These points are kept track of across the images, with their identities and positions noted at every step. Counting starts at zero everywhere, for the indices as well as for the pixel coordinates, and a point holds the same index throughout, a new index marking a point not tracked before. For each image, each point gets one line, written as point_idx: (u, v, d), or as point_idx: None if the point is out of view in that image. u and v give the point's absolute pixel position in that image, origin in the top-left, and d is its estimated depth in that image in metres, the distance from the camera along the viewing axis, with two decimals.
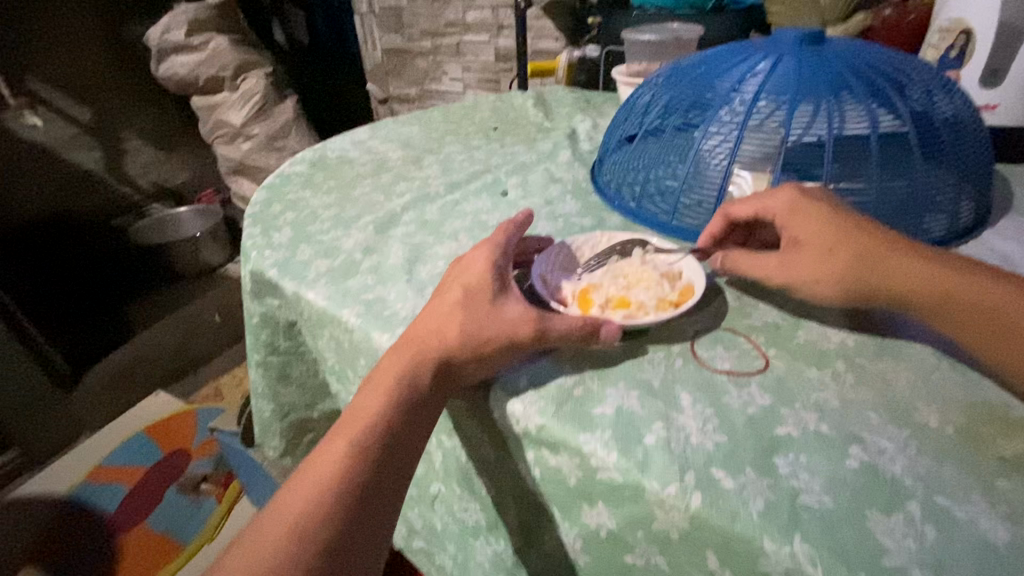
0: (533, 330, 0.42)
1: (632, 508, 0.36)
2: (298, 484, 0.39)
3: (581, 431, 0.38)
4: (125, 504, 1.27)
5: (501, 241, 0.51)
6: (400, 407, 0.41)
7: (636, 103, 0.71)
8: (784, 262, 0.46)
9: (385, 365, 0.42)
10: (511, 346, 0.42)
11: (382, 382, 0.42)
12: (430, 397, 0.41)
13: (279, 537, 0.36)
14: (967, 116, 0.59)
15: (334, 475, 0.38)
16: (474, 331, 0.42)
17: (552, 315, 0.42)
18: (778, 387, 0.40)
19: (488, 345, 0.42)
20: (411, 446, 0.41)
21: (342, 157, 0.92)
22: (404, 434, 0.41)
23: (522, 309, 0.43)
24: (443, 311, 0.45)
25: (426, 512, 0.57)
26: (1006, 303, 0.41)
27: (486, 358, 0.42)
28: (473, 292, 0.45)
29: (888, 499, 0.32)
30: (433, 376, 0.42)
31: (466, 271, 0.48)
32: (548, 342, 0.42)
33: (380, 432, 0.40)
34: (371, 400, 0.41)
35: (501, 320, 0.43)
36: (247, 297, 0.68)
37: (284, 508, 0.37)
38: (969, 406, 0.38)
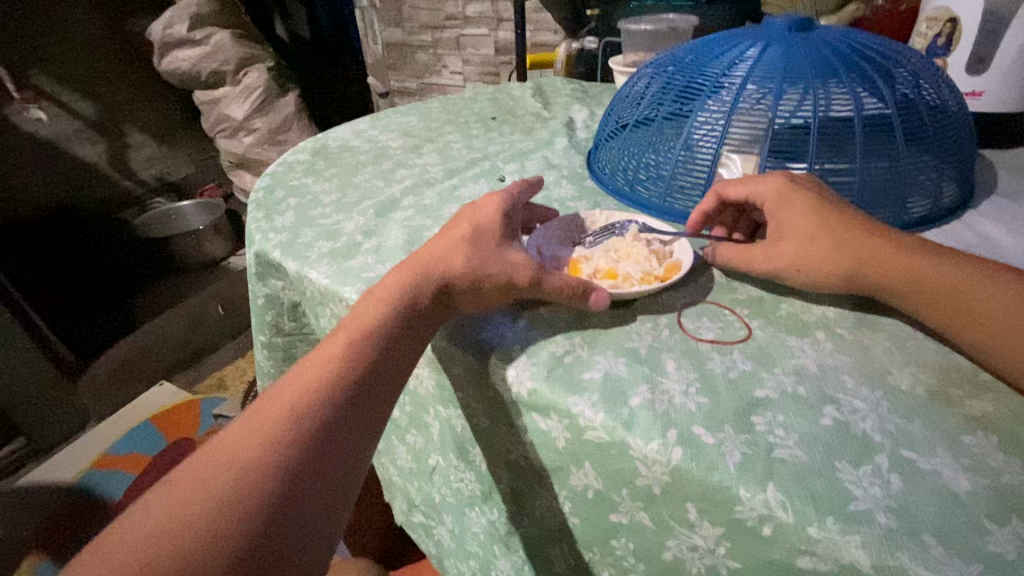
0: (529, 275, 0.44)
1: (617, 466, 0.37)
2: (260, 412, 0.39)
3: (570, 394, 0.39)
4: (131, 491, 1.30)
5: (511, 193, 0.53)
6: (372, 346, 0.42)
7: (631, 89, 0.72)
8: (766, 249, 0.47)
9: (362, 310, 0.44)
10: (507, 287, 0.45)
11: (359, 324, 0.43)
12: (405, 337, 0.43)
13: (239, 456, 0.36)
14: (950, 102, 0.61)
15: (301, 402, 0.38)
16: (475, 267, 0.45)
17: (549, 270, 0.45)
18: (759, 354, 0.42)
19: (487, 283, 0.45)
20: (381, 384, 0.41)
21: (343, 145, 0.94)
22: (374, 371, 0.41)
23: (525, 256, 0.46)
24: (449, 246, 0.48)
25: (426, 484, 0.60)
26: (973, 286, 0.41)
27: (484, 295, 0.45)
28: (481, 232, 0.48)
29: (857, 452, 0.34)
30: (410, 319, 0.43)
31: (477, 211, 0.51)
32: (541, 292, 0.44)
33: (349, 367, 0.41)
34: (343, 339, 0.42)
35: (501, 261, 0.45)
36: (252, 279, 0.70)
37: (244, 430, 0.37)
38: (940, 370, 0.39)
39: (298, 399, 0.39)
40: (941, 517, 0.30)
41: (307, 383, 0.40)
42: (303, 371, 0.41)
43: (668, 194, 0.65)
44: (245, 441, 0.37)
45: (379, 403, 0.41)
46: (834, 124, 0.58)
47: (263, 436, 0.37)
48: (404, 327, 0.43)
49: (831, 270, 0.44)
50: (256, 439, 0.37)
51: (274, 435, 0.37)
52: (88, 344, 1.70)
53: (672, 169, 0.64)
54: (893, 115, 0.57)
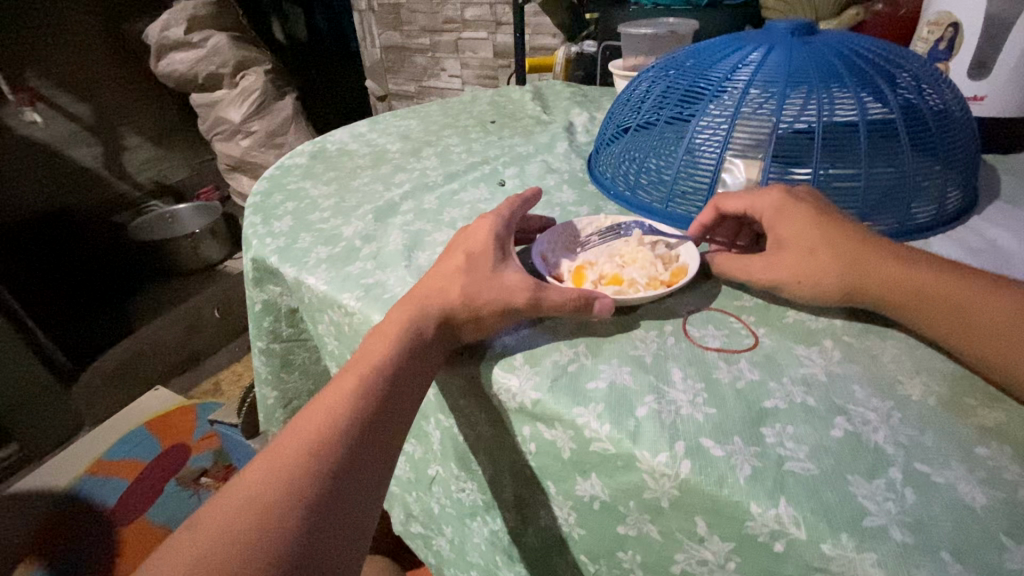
0: (528, 298, 0.43)
1: (623, 478, 0.37)
2: (261, 467, 0.36)
3: (574, 405, 0.39)
4: (126, 497, 1.29)
5: (502, 213, 0.52)
6: (378, 391, 0.40)
7: (632, 94, 0.72)
8: (768, 260, 0.46)
9: (364, 351, 0.42)
10: (506, 311, 0.43)
11: (362, 367, 0.41)
12: (410, 378, 0.42)
13: (250, 502, 0.34)
14: (953, 107, 0.60)
15: (305, 454, 0.37)
16: (473, 293, 0.44)
17: (548, 286, 0.44)
18: (767, 363, 0.41)
19: (485, 309, 0.43)
20: (387, 431, 0.40)
21: (342, 149, 0.93)
22: (380, 417, 0.40)
23: (521, 276, 0.45)
24: (446, 275, 0.46)
25: (426, 493, 0.59)
26: (976, 298, 0.40)
27: (483, 321, 0.44)
28: (475, 258, 0.47)
29: (870, 465, 0.33)
30: (414, 358, 0.42)
31: (470, 237, 0.49)
32: (542, 312, 0.43)
33: (355, 415, 0.39)
34: (347, 385, 0.40)
35: (498, 285, 0.44)
36: (248, 285, 0.69)
37: (245, 488, 0.35)
38: (951, 378, 0.39)
39: (303, 451, 0.37)
40: (958, 532, 0.29)
41: (310, 433, 0.38)
42: (304, 421, 0.39)
43: (670, 199, 0.64)
44: (247, 500, 0.34)
45: (385, 451, 0.40)
46: (838, 129, 0.58)
47: (265, 495, 0.34)
48: (408, 367, 0.42)
49: (835, 286, 0.43)
50: (258, 498, 0.34)
51: (279, 494, 0.35)
52: (83, 348, 1.68)
53: (675, 174, 0.64)
54: (898, 120, 0.57)
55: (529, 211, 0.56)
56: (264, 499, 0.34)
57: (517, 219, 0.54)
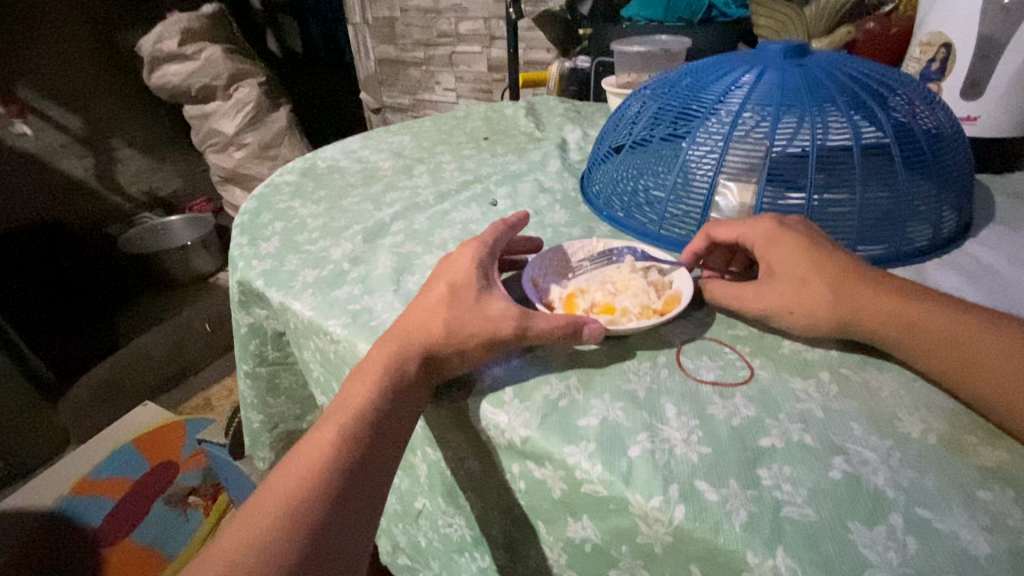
0: (515, 327, 0.42)
1: (616, 521, 0.35)
2: (239, 529, 0.36)
3: (565, 443, 0.37)
4: (113, 518, 1.25)
5: (488, 240, 0.51)
6: (357, 441, 0.39)
7: (624, 114, 0.71)
8: (760, 290, 0.46)
9: (344, 398, 0.41)
10: (493, 341, 0.42)
11: (342, 415, 0.40)
12: (393, 425, 0.40)
13: (232, 563, 0.34)
14: (947, 128, 0.60)
15: (283, 515, 0.36)
16: (457, 327, 0.43)
17: (534, 314, 0.42)
18: (762, 397, 0.40)
19: (470, 343, 0.42)
20: (369, 483, 0.39)
21: (333, 166, 0.92)
22: (361, 468, 0.39)
23: (505, 306, 0.43)
24: (428, 307, 0.45)
25: (414, 524, 0.57)
26: (971, 333, 0.39)
27: (468, 355, 0.42)
28: (459, 289, 0.45)
29: (870, 510, 0.32)
30: (396, 403, 0.41)
31: (453, 267, 0.48)
32: (530, 341, 0.42)
33: (334, 470, 0.38)
34: (325, 437, 0.39)
35: (483, 316, 0.43)
36: (234, 307, 0.68)
37: (221, 554, 0.34)
38: (951, 414, 0.38)
39: (281, 511, 0.36)
40: None
41: (288, 491, 0.37)
42: (282, 477, 0.38)
43: (663, 220, 0.63)
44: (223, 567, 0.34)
45: (368, 504, 0.38)
46: (832, 152, 0.57)
47: (242, 562, 0.34)
48: (389, 413, 0.40)
49: (827, 319, 0.43)
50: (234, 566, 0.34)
51: (255, 560, 0.34)
52: (69, 363, 1.65)
53: (668, 195, 0.63)
54: (891, 143, 0.56)
55: (517, 235, 0.55)
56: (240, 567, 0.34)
57: (503, 244, 0.53)
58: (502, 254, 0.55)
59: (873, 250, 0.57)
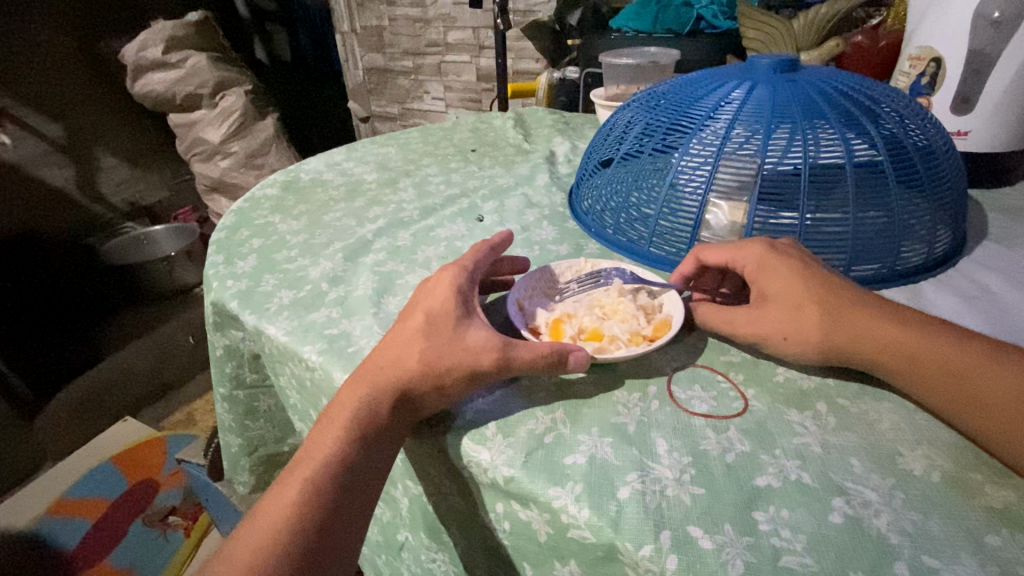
0: (496, 359, 0.40)
1: (606, 568, 0.33)
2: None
3: (551, 484, 0.35)
4: (88, 540, 1.19)
5: (469, 263, 0.49)
6: (325, 496, 0.37)
7: (613, 128, 0.70)
8: (753, 316, 0.44)
9: (314, 443, 0.40)
10: (473, 374, 0.40)
11: (312, 461, 0.39)
12: (363, 474, 0.39)
13: None
14: (940, 145, 0.59)
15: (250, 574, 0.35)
16: (434, 360, 0.41)
17: (517, 343, 0.40)
18: (757, 431, 0.38)
19: (447, 377, 0.40)
20: (341, 535, 0.37)
21: (316, 179, 0.90)
22: (329, 526, 0.37)
23: (486, 335, 0.41)
24: (404, 339, 0.43)
25: (395, 558, 0.54)
26: (970, 365, 0.38)
27: (446, 391, 0.40)
28: (436, 318, 0.43)
29: (874, 559, 0.30)
30: (368, 449, 0.39)
31: (431, 293, 0.46)
32: (512, 372, 0.40)
33: (297, 532, 0.36)
34: (294, 486, 0.38)
35: (461, 347, 0.41)
36: (209, 329, 0.65)
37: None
38: (954, 449, 0.36)
39: (249, 568, 0.35)
40: None
41: (258, 545, 0.36)
42: (253, 529, 0.37)
43: (653, 237, 0.62)
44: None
45: (341, 554, 0.37)
46: (824, 169, 0.56)
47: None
48: (361, 458, 0.39)
49: (821, 350, 0.41)
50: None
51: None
52: (46, 378, 1.58)
53: (657, 212, 0.61)
54: (884, 161, 0.55)
55: (499, 255, 0.54)
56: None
57: (485, 266, 0.51)
58: (484, 275, 0.53)
59: (867, 269, 0.56)
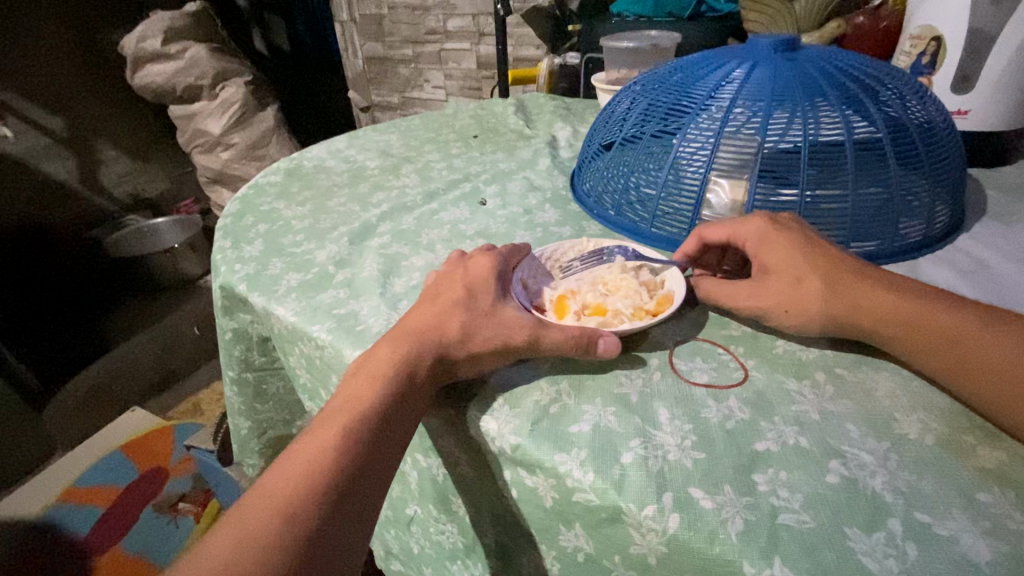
0: (527, 334, 0.41)
1: (611, 530, 0.35)
2: (237, 524, 0.34)
3: (557, 450, 0.36)
4: (100, 526, 1.21)
5: (506, 254, 0.51)
6: (361, 439, 0.38)
7: (614, 111, 0.70)
8: (756, 289, 0.45)
9: (356, 390, 0.40)
10: (506, 349, 0.41)
11: (353, 407, 0.40)
12: (398, 424, 0.40)
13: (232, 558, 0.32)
14: (940, 122, 0.59)
15: (294, 502, 0.35)
16: (471, 330, 0.43)
17: (549, 324, 0.42)
18: (757, 400, 0.39)
19: (484, 347, 0.42)
20: (373, 479, 0.38)
21: (319, 166, 0.91)
22: (364, 469, 0.38)
23: (519, 314, 0.43)
24: (442, 309, 0.45)
25: (403, 533, 0.55)
26: (968, 331, 0.39)
27: (479, 359, 0.42)
28: (475, 293, 0.46)
29: (868, 516, 0.31)
30: (406, 400, 0.40)
31: (469, 272, 0.48)
32: (541, 351, 0.41)
33: (336, 470, 0.37)
34: (329, 434, 0.38)
35: (498, 322, 0.43)
36: (218, 313, 0.66)
37: (219, 551, 0.33)
38: (948, 414, 0.37)
39: (279, 508, 0.35)
40: None
41: (298, 477, 0.36)
42: (282, 472, 0.37)
43: (654, 218, 0.63)
44: (220, 564, 0.32)
45: (372, 498, 0.38)
46: (825, 147, 0.56)
47: (240, 560, 0.32)
48: (396, 409, 0.40)
49: (827, 317, 0.42)
50: (232, 565, 0.32)
51: (254, 560, 0.32)
52: (53, 369, 1.60)
53: (659, 193, 0.62)
54: (884, 138, 0.55)
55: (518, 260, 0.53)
56: (237, 566, 0.32)
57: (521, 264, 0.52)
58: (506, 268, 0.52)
59: (866, 245, 0.56)
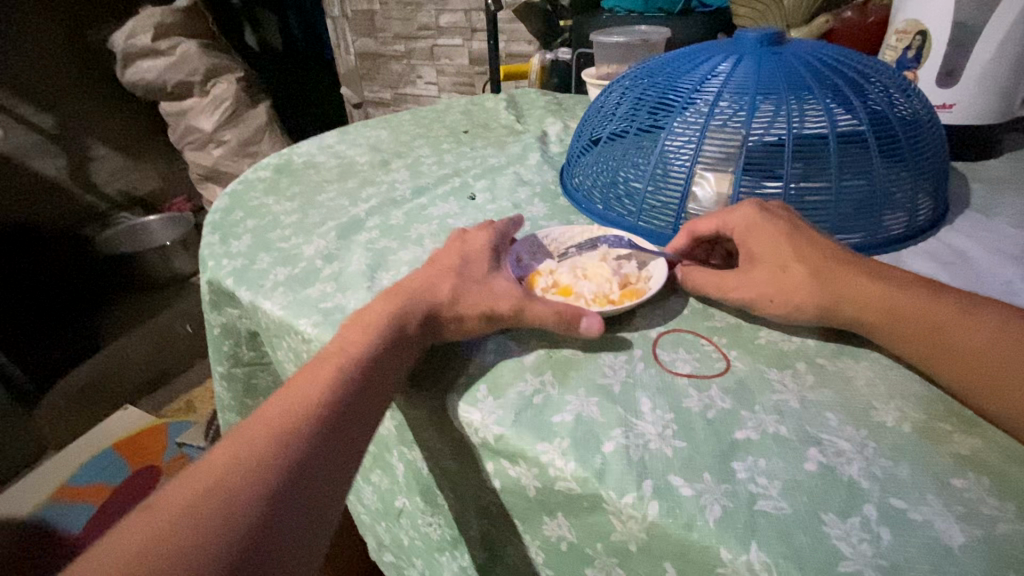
0: (512, 305, 0.43)
1: (592, 518, 0.35)
2: (227, 450, 0.35)
3: (539, 440, 0.36)
4: (93, 524, 1.20)
5: (501, 227, 0.53)
6: (353, 380, 0.39)
7: (603, 105, 0.70)
8: (740, 278, 0.45)
9: (348, 339, 0.42)
10: (492, 316, 0.43)
11: (345, 352, 0.41)
12: (388, 370, 0.41)
13: (223, 475, 0.33)
14: (923, 115, 0.60)
15: (286, 430, 0.36)
16: (461, 295, 0.44)
17: (535, 297, 0.43)
18: (738, 390, 0.39)
19: (469, 311, 0.43)
20: (363, 420, 0.39)
21: (309, 161, 0.90)
22: (354, 409, 0.39)
23: (510, 285, 0.45)
24: (436, 275, 0.47)
25: (393, 525, 0.55)
26: (948, 319, 0.39)
27: (465, 325, 0.43)
28: (468, 263, 0.47)
29: (844, 502, 0.31)
30: (396, 348, 0.41)
31: (466, 245, 0.50)
32: (525, 321, 0.43)
33: (326, 406, 0.38)
34: (321, 374, 0.39)
35: (487, 291, 0.44)
36: (206, 308, 0.66)
37: (209, 471, 0.34)
38: (927, 402, 0.37)
39: (273, 433, 0.36)
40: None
41: (291, 409, 0.37)
42: (273, 408, 0.38)
43: (641, 211, 0.63)
44: (206, 483, 0.33)
45: (360, 440, 0.38)
46: (809, 140, 0.57)
47: (228, 480, 0.33)
48: (388, 356, 0.41)
49: (807, 303, 0.43)
50: (219, 483, 0.33)
51: (241, 481, 0.33)
52: (45, 367, 1.59)
53: (646, 186, 0.62)
54: (867, 131, 0.56)
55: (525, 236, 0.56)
56: (224, 484, 0.33)
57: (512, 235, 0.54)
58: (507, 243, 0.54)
59: (851, 237, 0.57)
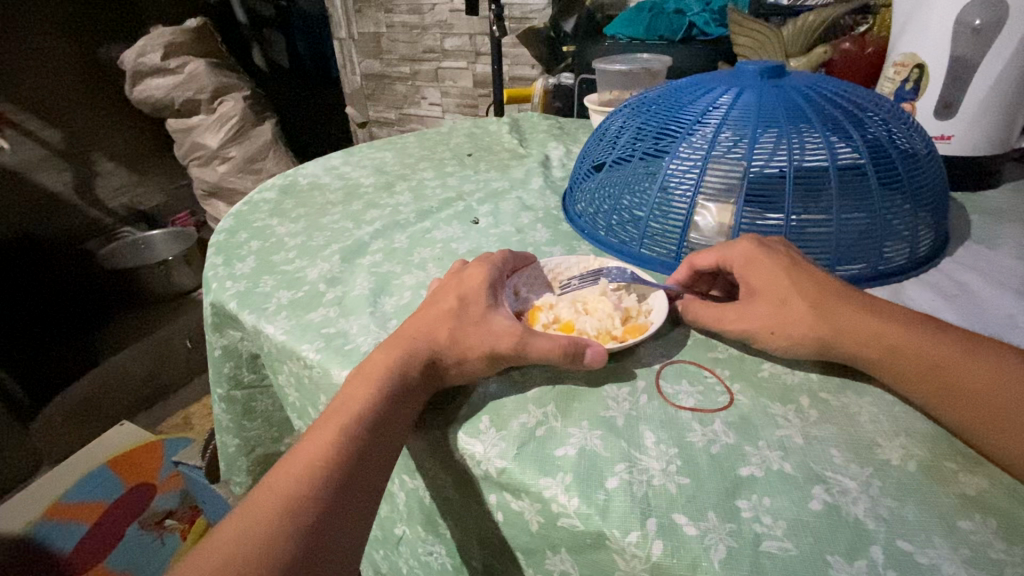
0: (514, 342, 0.42)
1: (594, 555, 0.35)
2: (240, 521, 0.35)
3: (542, 475, 0.36)
4: (85, 543, 1.18)
5: (498, 260, 0.52)
6: (359, 436, 0.39)
7: (605, 133, 0.71)
8: (743, 311, 0.45)
9: (351, 390, 0.42)
10: (493, 356, 0.42)
11: (349, 407, 0.41)
12: (392, 423, 0.40)
13: (240, 548, 0.34)
14: (923, 149, 0.60)
15: (298, 491, 0.36)
16: (461, 336, 0.44)
17: (537, 333, 0.43)
18: (742, 424, 0.39)
19: (470, 352, 0.43)
20: (369, 475, 0.39)
21: (314, 182, 0.91)
22: (362, 465, 0.39)
23: (509, 322, 0.44)
24: (436, 316, 0.46)
25: (392, 553, 0.54)
26: (950, 358, 0.39)
27: (467, 365, 0.43)
28: (469, 301, 0.47)
29: (850, 543, 0.31)
30: (398, 399, 0.41)
31: (463, 282, 0.49)
32: (527, 359, 0.42)
33: (333, 464, 0.38)
34: (324, 438, 0.39)
35: (487, 330, 0.44)
36: (208, 330, 0.65)
37: (216, 553, 0.34)
38: (931, 439, 0.37)
39: (286, 497, 0.36)
40: None
41: (300, 471, 0.37)
42: (279, 475, 0.38)
43: (644, 239, 0.63)
44: (223, 558, 0.33)
45: (367, 497, 0.38)
46: (809, 172, 0.57)
47: (233, 563, 0.33)
48: (391, 408, 0.41)
49: (810, 340, 0.43)
50: (232, 564, 0.33)
51: (249, 562, 0.33)
52: (42, 382, 1.57)
53: (648, 213, 0.62)
54: (867, 164, 0.57)
55: (522, 269, 0.55)
56: (239, 561, 0.33)
57: (512, 268, 0.54)
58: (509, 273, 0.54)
59: (852, 268, 0.57)
